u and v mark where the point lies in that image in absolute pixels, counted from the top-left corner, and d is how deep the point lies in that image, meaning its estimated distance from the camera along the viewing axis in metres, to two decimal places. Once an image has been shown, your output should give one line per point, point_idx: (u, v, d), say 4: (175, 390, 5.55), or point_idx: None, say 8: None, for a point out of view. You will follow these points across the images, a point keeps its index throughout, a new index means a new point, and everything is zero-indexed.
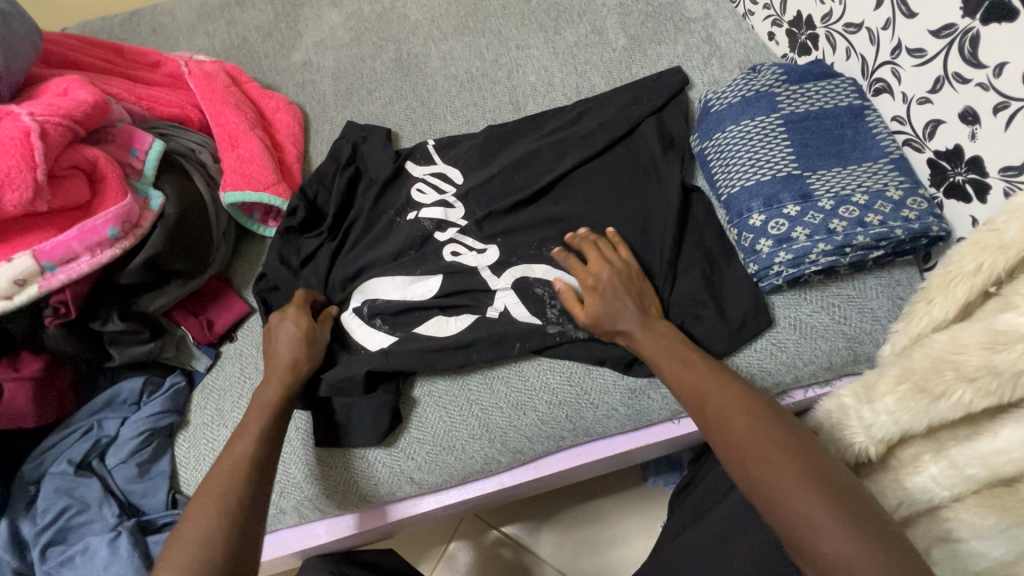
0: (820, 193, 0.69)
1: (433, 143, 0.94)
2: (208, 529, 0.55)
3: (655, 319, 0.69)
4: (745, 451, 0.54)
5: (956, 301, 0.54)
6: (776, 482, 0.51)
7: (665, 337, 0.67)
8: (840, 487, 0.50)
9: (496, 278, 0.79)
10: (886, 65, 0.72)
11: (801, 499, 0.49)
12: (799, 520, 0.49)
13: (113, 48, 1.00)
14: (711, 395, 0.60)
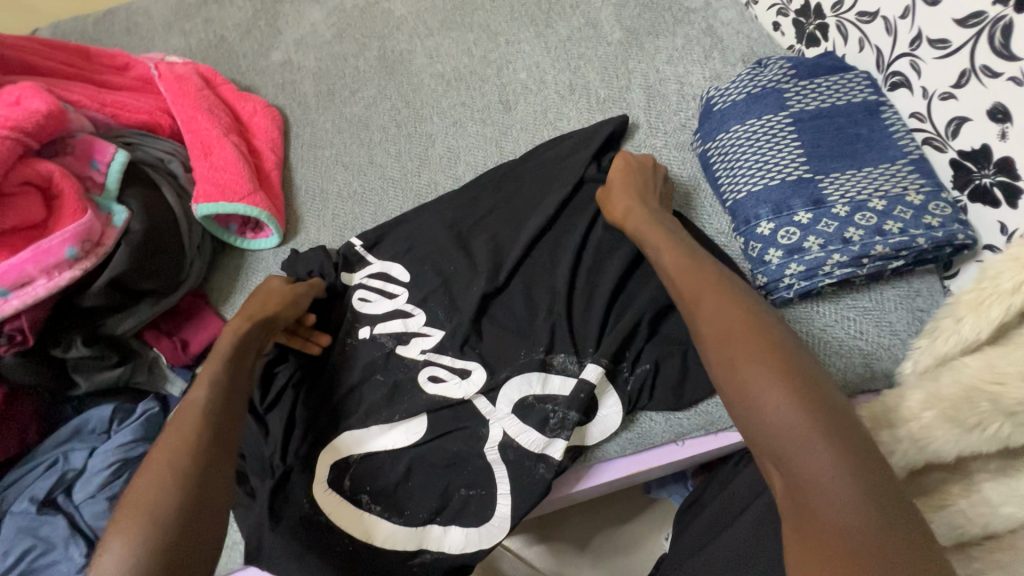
0: (834, 199, 0.64)
1: (359, 242, 0.82)
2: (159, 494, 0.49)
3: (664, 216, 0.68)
4: (729, 341, 0.50)
5: (990, 322, 0.49)
6: (754, 380, 0.47)
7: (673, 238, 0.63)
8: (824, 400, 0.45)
9: (491, 406, 0.69)
10: (904, 57, 0.66)
11: (779, 399, 0.45)
12: (778, 421, 0.44)
13: (78, 51, 0.94)
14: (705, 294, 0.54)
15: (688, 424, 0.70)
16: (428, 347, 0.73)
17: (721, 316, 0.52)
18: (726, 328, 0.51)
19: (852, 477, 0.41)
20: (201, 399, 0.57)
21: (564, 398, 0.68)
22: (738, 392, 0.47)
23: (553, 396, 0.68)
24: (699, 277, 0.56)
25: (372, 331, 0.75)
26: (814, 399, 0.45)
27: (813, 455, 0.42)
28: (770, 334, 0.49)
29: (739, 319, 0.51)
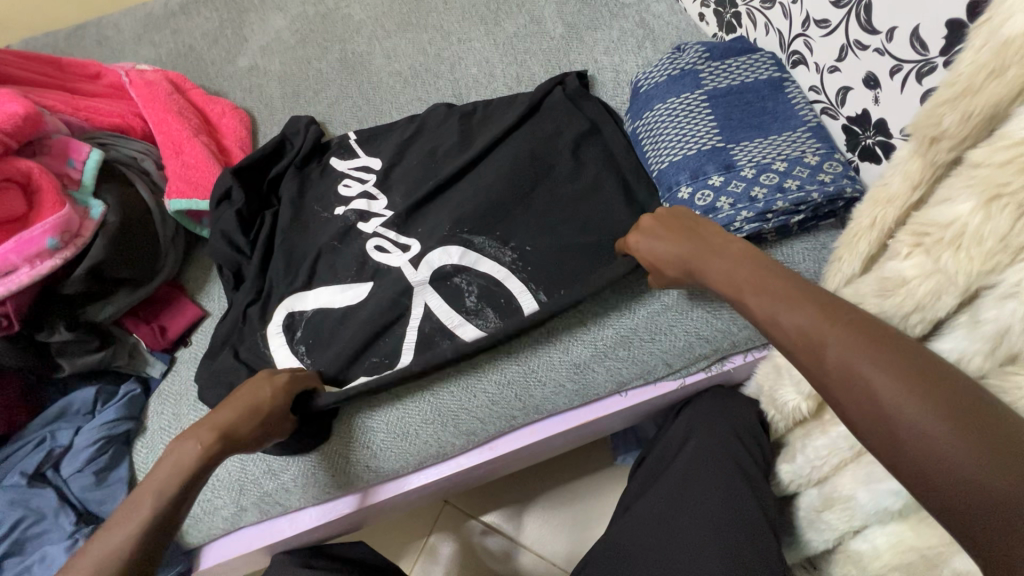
0: (743, 163, 0.72)
1: (355, 138, 1.00)
2: None
3: (730, 246, 0.60)
4: (789, 326, 0.50)
5: (860, 256, 0.56)
6: (863, 374, 0.44)
7: (746, 259, 0.57)
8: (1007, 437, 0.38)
9: (415, 272, 0.81)
10: (799, 38, 0.75)
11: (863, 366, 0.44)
12: (874, 402, 0.43)
13: (51, 61, 0.99)
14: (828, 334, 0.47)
15: (627, 373, 0.77)
16: (379, 225, 0.88)
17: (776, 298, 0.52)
18: (786, 309, 0.50)
19: None
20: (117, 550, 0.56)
21: (475, 273, 0.80)
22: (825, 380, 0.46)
23: (466, 269, 0.80)
24: (742, 268, 0.57)
25: (345, 209, 0.91)
26: (930, 378, 0.42)
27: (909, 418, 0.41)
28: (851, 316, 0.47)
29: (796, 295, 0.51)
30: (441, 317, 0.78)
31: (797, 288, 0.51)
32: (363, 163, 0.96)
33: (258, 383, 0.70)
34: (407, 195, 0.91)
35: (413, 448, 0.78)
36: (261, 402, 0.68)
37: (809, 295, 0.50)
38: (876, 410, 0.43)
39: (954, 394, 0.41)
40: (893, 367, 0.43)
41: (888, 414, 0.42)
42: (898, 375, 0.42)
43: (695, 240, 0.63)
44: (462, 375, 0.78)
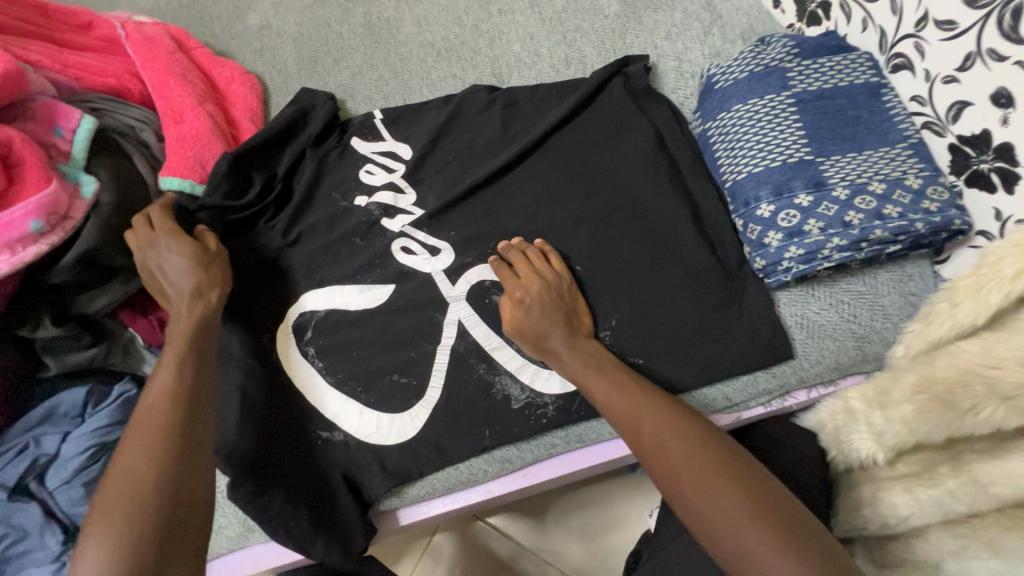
0: (834, 181, 0.64)
1: (381, 117, 0.89)
2: (138, 472, 0.52)
3: (584, 339, 0.68)
4: (684, 487, 0.53)
5: (987, 307, 0.49)
6: (689, 472, 0.53)
7: (594, 357, 0.66)
8: (798, 525, 0.49)
9: (450, 286, 0.76)
10: (909, 38, 0.65)
11: (747, 530, 0.48)
12: (709, 514, 0.50)
13: (35, 5, 0.85)
14: (648, 426, 0.58)
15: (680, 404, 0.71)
16: (407, 223, 0.80)
17: (670, 448, 0.55)
18: (681, 465, 0.54)
19: None
20: (171, 394, 0.57)
21: None
22: (713, 543, 0.50)
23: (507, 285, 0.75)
24: (591, 363, 0.65)
25: (367, 200, 0.82)
26: (742, 479, 0.52)
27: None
28: (670, 413, 0.59)
29: (686, 449, 0.55)
30: (478, 338, 0.74)
31: (629, 382, 0.63)
32: (389, 148, 0.86)
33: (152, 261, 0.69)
34: (441, 189, 0.82)
35: (445, 469, 0.71)
36: (173, 261, 0.67)
37: (702, 453, 0.54)
38: (706, 514, 0.51)
39: (760, 495, 0.51)
40: (714, 473, 0.52)
41: (714, 522, 0.50)
42: (715, 476, 0.52)
43: (562, 317, 0.68)
44: (496, 400, 0.71)
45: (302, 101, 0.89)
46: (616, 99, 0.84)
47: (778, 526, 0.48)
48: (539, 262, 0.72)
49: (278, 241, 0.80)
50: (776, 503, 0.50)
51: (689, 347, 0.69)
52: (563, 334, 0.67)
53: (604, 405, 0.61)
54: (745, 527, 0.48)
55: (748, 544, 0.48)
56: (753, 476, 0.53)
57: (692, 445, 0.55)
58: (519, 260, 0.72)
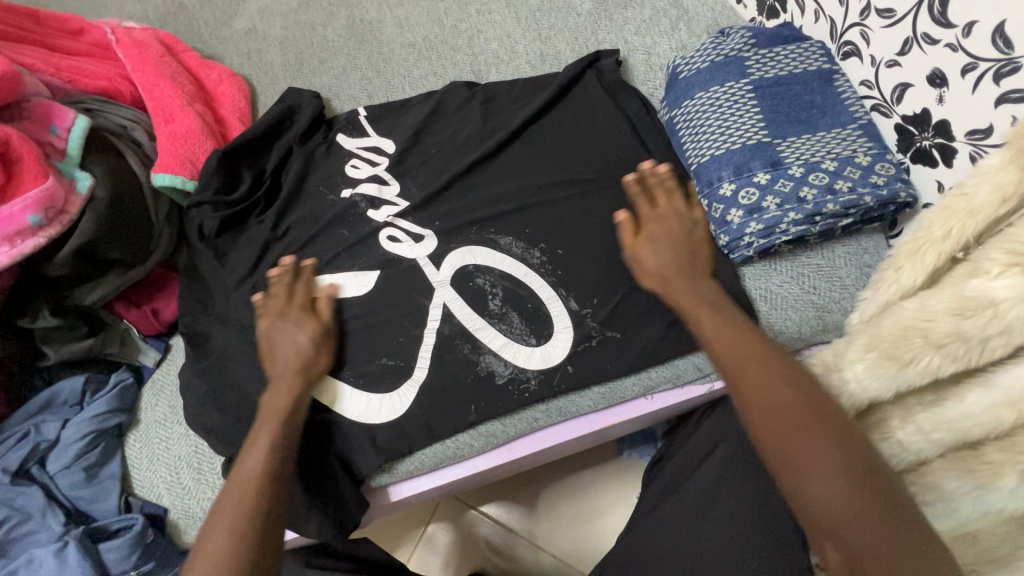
0: (790, 161, 0.69)
1: (365, 114, 0.93)
2: (219, 554, 0.57)
3: (702, 276, 0.66)
4: (782, 434, 0.51)
5: (924, 268, 0.53)
6: (782, 411, 0.52)
7: (704, 295, 0.64)
8: (874, 475, 0.50)
9: (435, 271, 0.79)
10: (855, 27, 0.70)
11: (834, 476, 0.49)
12: (793, 451, 0.50)
13: (27, 13, 0.89)
14: (748, 366, 0.56)
15: (655, 376, 0.75)
16: (393, 213, 0.83)
17: (777, 394, 0.53)
18: (788, 411, 0.52)
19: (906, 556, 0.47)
20: (257, 476, 0.62)
21: (499, 275, 0.78)
22: (794, 493, 0.50)
23: (489, 269, 0.78)
24: (705, 300, 0.63)
25: (353, 192, 0.85)
26: (831, 424, 0.52)
27: (865, 541, 0.47)
28: (771, 353, 0.57)
29: (804, 397, 0.53)
30: (462, 320, 0.76)
31: (737, 323, 0.60)
32: (374, 143, 0.90)
33: (275, 338, 0.72)
34: (424, 180, 0.86)
35: (432, 444, 0.75)
36: (299, 337, 0.72)
37: (807, 397, 0.53)
38: (790, 454, 0.51)
39: (840, 440, 0.51)
40: (810, 414, 0.52)
41: (795, 463, 0.50)
42: (813, 419, 0.52)
43: (685, 252, 0.67)
44: (481, 378, 0.74)
45: (287, 100, 0.93)
46: (589, 91, 0.88)
47: (856, 476, 0.49)
48: (679, 200, 0.71)
49: (267, 234, 0.83)
50: (852, 448, 0.51)
51: (657, 320, 0.74)
52: (679, 273, 0.65)
53: (710, 344, 0.59)
54: (828, 471, 0.49)
55: (824, 489, 0.49)
56: (835, 423, 0.52)
57: (791, 390, 0.53)
58: (646, 204, 0.71)
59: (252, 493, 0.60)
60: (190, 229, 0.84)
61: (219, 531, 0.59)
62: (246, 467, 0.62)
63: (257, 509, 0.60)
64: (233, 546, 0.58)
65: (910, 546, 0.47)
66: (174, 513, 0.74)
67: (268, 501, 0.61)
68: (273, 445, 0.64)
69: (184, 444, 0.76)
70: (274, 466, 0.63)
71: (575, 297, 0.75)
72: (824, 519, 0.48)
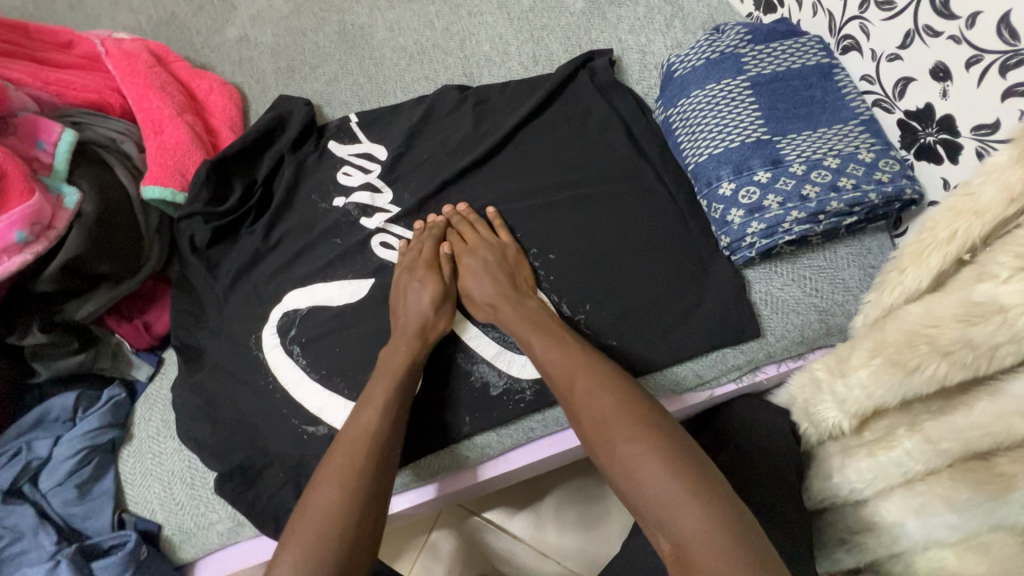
0: (791, 158, 0.67)
1: (357, 121, 0.92)
2: (332, 502, 0.55)
3: (526, 297, 0.71)
4: (606, 434, 0.54)
5: (929, 270, 0.51)
6: (596, 407, 0.57)
7: (537, 315, 0.69)
8: (679, 455, 0.50)
9: None
10: (854, 20, 0.68)
11: (635, 453, 0.51)
12: (605, 433, 0.54)
13: (17, 27, 0.89)
14: (579, 374, 0.61)
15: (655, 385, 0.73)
16: (386, 220, 0.82)
17: (596, 407, 0.57)
18: (611, 404, 0.56)
19: (714, 531, 0.45)
20: (375, 425, 0.62)
21: None
22: (624, 485, 0.52)
23: None
24: (544, 318, 0.69)
25: (345, 201, 0.84)
26: (635, 415, 0.54)
27: (688, 521, 0.46)
28: (596, 364, 0.61)
29: (611, 407, 0.56)
30: (455, 329, 0.75)
31: (569, 340, 0.65)
32: (365, 150, 0.88)
33: (408, 288, 0.74)
34: (416, 186, 0.84)
35: (428, 457, 0.73)
36: (421, 292, 0.73)
37: (625, 395, 0.57)
38: (608, 437, 0.54)
39: (642, 424, 0.53)
40: (623, 404, 0.56)
41: (609, 445, 0.54)
42: (632, 411, 0.55)
43: (504, 277, 0.73)
44: (475, 388, 0.73)
45: (279, 108, 0.92)
46: (583, 92, 0.86)
47: (660, 452, 0.50)
48: (481, 227, 0.77)
49: (259, 244, 0.82)
50: (662, 432, 0.53)
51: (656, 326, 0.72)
52: (507, 298, 0.71)
53: (541, 357, 0.64)
54: (627, 449, 0.52)
55: (632, 463, 0.51)
56: (650, 416, 0.54)
57: (603, 389, 0.58)
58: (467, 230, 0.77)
59: (359, 471, 0.58)
60: (183, 241, 0.83)
61: (333, 479, 0.57)
62: (360, 420, 0.63)
63: (374, 453, 0.60)
64: (323, 530, 0.53)
65: (723, 518, 0.46)
66: (168, 530, 0.73)
67: (372, 485, 0.58)
68: (390, 398, 0.64)
69: (177, 459, 0.75)
70: (385, 416, 0.63)
71: (571, 304, 0.73)
72: (638, 494, 0.50)
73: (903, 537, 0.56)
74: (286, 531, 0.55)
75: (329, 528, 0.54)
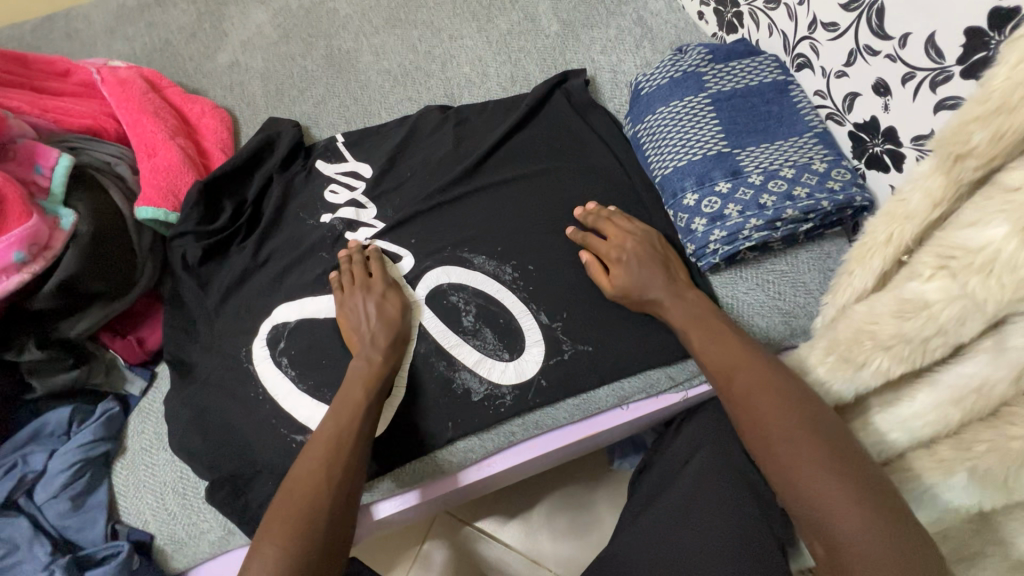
0: (750, 169, 0.71)
1: (343, 141, 0.96)
2: (308, 501, 0.59)
3: (684, 288, 0.70)
4: (771, 435, 0.53)
5: (873, 271, 0.54)
6: (756, 401, 0.55)
7: (698, 304, 0.68)
8: (846, 459, 0.50)
9: (412, 290, 0.81)
10: (805, 40, 0.73)
11: (794, 450, 0.51)
12: (764, 424, 0.54)
13: (16, 58, 0.93)
14: (735, 368, 0.59)
15: (628, 387, 0.76)
16: (372, 235, 0.85)
17: (759, 407, 0.55)
18: (770, 405, 0.54)
19: (881, 535, 0.45)
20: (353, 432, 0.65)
21: (473, 293, 0.79)
22: (783, 486, 0.51)
23: (463, 287, 0.80)
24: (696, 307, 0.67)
25: (332, 217, 0.88)
26: (800, 414, 0.53)
27: (853, 527, 0.46)
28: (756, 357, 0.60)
29: (781, 409, 0.54)
30: (437, 338, 0.78)
31: (725, 331, 0.64)
32: (351, 168, 0.92)
33: (358, 309, 0.76)
34: (399, 203, 0.88)
35: (411, 462, 0.75)
36: (378, 310, 0.76)
37: (786, 393, 0.55)
38: (764, 432, 0.53)
39: (806, 427, 0.52)
40: (785, 402, 0.54)
41: (768, 442, 0.53)
42: (794, 411, 0.54)
43: (660, 267, 0.72)
44: (457, 395, 0.75)
45: (267, 130, 0.96)
46: (558, 110, 0.91)
47: (829, 456, 0.50)
48: (621, 223, 0.77)
49: (248, 260, 0.85)
50: (828, 434, 0.52)
51: (623, 331, 0.76)
52: (662, 284, 0.70)
53: (699, 348, 0.63)
54: (786, 447, 0.51)
55: (792, 463, 0.50)
56: (816, 417, 0.53)
57: (766, 384, 0.56)
58: (607, 224, 0.77)
59: (341, 470, 0.62)
60: (174, 260, 0.87)
61: (313, 476, 0.61)
62: (337, 420, 0.66)
63: (352, 457, 0.64)
64: (312, 517, 0.58)
65: (892, 526, 0.46)
66: (159, 539, 0.75)
67: (349, 483, 0.62)
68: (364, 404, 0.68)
69: (169, 470, 0.78)
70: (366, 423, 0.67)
71: (549, 313, 0.77)
72: (792, 490, 0.50)
73: None
74: (263, 526, 0.58)
75: (301, 525, 0.57)
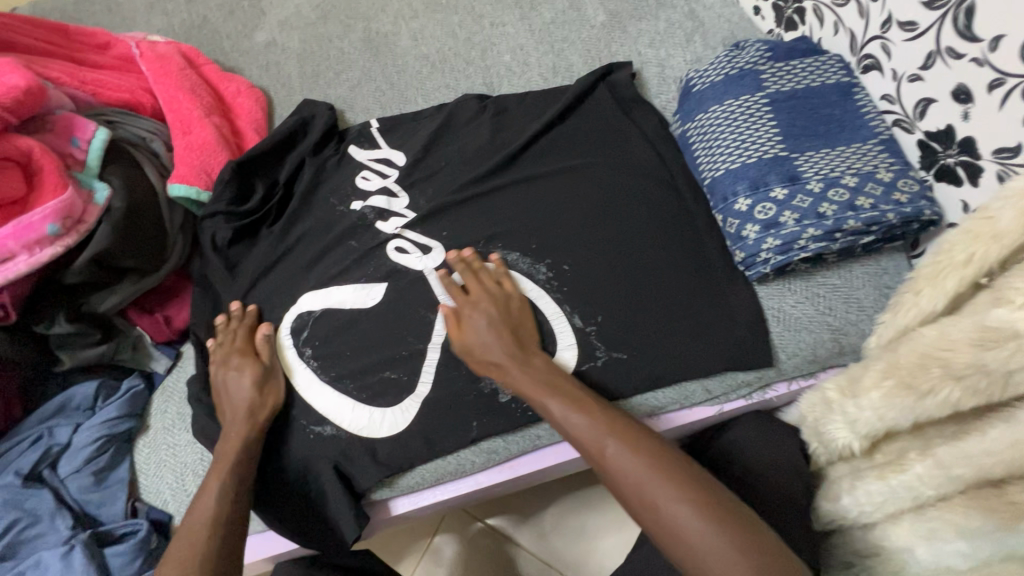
0: (808, 175, 0.66)
1: (378, 126, 0.93)
2: None
3: (531, 354, 0.69)
4: (653, 507, 0.53)
5: (946, 293, 0.50)
6: (629, 472, 0.56)
7: (550, 373, 0.67)
8: (744, 529, 0.50)
9: (442, 284, 0.78)
10: (876, 40, 0.68)
11: (689, 520, 0.51)
12: (653, 497, 0.54)
13: (58, 28, 0.92)
14: (604, 439, 0.59)
15: (664, 398, 0.72)
16: (402, 225, 0.83)
17: (629, 473, 0.55)
18: (641, 476, 0.55)
19: None
20: (212, 516, 0.62)
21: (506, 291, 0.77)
22: (683, 559, 0.51)
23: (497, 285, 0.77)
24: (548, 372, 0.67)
25: (363, 205, 0.86)
26: (699, 485, 0.53)
27: None
28: (622, 427, 0.60)
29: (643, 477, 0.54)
30: None
31: (579, 397, 0.63)
32: (384, 155, 0.90)
33: (222, 380, 0.74)
34: (432, 192, 0.86)
35: (429, 461, 0.74)
36: (241, 381, 0.73)
37: (654, 465, 0.55)
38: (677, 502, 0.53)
39: (708, 497, 0.52)
40: (675, 474, 0.54)
41: (655, 512, 0.53)
42: (686, 481, 0.54)
43: (508, 334, 0.71)
44: (484, 394, 0.73)
45: (302, 112, 0.94)
46: (601, 104, 0.87)
47: (729, 528, 0.50)
48: (486, 281, 0.75)
49: (278, 244, 0.84)
50: (722, 505, 0.52)
51: (669, 338, 0.71)
52: (512, 360, 0.69)
53: (559, 417, 0.62)
54: (684, 519, 0.51)
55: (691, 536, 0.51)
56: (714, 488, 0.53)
57: (648, 456, 0.56)
58: (469, 280, 0.76)
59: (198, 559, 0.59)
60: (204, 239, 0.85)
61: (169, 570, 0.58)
62: (199, 507, 0.64)
63: (209, 542, 0.61)
64: None
65: None
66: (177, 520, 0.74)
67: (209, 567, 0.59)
68: (226, 484, 0.65)
69: (190, 452, 0.76)
70: (225, 505, 0.64)
71: (583, 317, 0.73)
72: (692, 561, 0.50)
73: (912, 563, 0.54)
74: None
75: None
